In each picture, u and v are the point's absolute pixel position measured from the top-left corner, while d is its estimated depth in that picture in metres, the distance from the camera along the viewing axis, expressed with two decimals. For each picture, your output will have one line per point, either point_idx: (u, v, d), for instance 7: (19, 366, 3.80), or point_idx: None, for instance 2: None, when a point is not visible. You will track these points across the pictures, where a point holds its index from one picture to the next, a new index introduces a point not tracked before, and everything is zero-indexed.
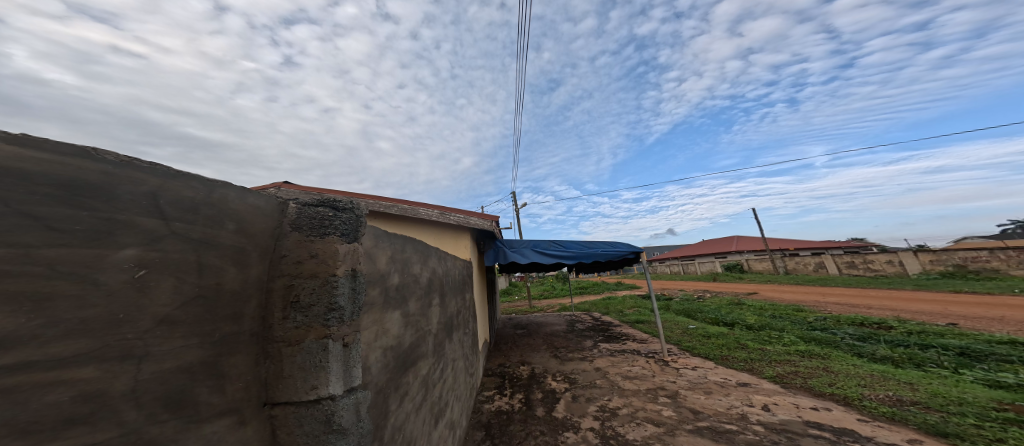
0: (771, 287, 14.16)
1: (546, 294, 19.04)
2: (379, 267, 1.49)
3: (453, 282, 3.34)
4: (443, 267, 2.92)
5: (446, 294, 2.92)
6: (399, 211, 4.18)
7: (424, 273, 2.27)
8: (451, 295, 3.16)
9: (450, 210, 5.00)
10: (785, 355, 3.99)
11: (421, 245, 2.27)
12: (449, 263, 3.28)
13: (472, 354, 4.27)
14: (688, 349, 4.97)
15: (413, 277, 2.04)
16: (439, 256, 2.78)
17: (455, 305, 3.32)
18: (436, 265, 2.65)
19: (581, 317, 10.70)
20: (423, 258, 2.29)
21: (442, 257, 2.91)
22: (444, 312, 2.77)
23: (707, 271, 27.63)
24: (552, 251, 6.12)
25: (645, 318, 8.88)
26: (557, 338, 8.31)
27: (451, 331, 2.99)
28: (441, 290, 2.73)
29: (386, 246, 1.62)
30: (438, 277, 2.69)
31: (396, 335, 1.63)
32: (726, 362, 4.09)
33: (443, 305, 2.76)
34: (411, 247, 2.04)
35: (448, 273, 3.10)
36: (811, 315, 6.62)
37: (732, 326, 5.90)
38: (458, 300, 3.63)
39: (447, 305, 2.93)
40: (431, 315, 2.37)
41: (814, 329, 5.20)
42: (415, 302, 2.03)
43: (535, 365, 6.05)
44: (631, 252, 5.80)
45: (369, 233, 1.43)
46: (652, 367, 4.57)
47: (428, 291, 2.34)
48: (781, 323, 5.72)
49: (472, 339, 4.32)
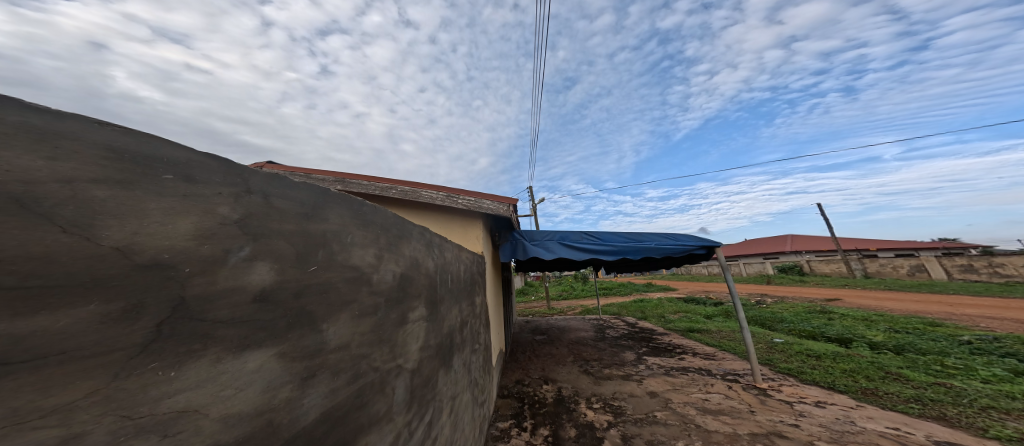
0: (853, 294, 11.81)
1: (573, 293, 17.75)
2: (148, 245, 0.44)
3: (455, 282, 2.32)
4: (438, 257, 1.89)
5: (442, 301, 1.89)
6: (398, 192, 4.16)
7: (393, 266, 1.23)
8: (450, 301, 2.15)
9: (459, 192, 4.41)
10: (1007, 401, 2.37)
11: (384, 219, 1.22)
12: (450, 254, 2.27)
13: (484, 374, 3.31)
14: (791, 373, 3.68)
15: (362, 272, 1.00)
16: (430, 241, 1.75)
17: (457, 317, 2.31)
18: (422, 258, 1.59)
19: (615, 322, 9.42)
20: (391, 243, 1.25)
21: (436, 244, 1.88)
22: (437, 330, 1.74)
23: (756, 271, 24.65)
24: (587, 244, 4.92)
25: (700, 325, 7.42)
26: (586, 347, 7.15)
27: (451, 354, 2.01)
28: (432, 299, 1.69)
29: (221, 197, 0.59)
30: (427, 275, 1.64)
31: (246, 419, 0.58)
32: (878, 398, 2.72)
33: (435, 319, 1.72)
34: (352, 216, 0.99)
35: (446, 271, 2.06)
36: (965, 335, 4.84)
37: (847, 344, 4.37)
38: (464, 308, 2.60)
39: (444, 316, 1.91)
40: (409, 338, 1.33)
41: (1002, 355, 3.56)
42: (364, 320, 0.98)
43: (563, 385, 4.93)
44: (698, 246, 4.42)
45: (30, 132, 0.39)
46: (743, 400, 3.34)
47: (403, 300, 1.29)
48: (928, 344, 4.12)
49: (483, 356, 3.34)
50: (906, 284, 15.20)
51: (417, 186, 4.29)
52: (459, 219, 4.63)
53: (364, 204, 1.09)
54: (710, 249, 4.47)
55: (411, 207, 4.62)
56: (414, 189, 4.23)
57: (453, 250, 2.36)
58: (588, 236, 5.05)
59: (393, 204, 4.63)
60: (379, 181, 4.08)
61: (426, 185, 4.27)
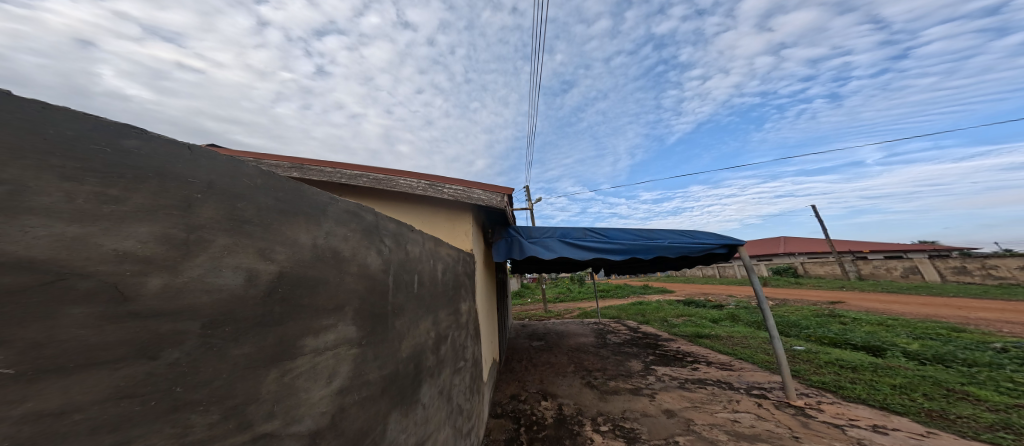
0: (856, 296, 11.66)
1: (570, 296, 17.38)
2: None
3: (426, 285, 1.79)
4: (394, 251, 1.36)
5: (398, 313, 1.35)
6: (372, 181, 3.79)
7: (244, 261, 0.69)
8: (418, 311, 1.62)
9: (443, 180, 4.00)
10: None
11: (208, 175, 0.67)
12: (419, 246, 1.74)
13: (468, 396, 2.85)
14: (827, 386, 3.26)
15: (60, 274, 0.40)
16: (374, 225, 1.22)
17: (428, 331, 1.78)
18: (345, 250, 1.03)
19: (617, 327, 9.02)
20: (234, 218, 0.69)
21: (389, 231, 1.35)
22: (384, 356, 1.21)
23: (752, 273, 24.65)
24: (591, 242, 4.41)
25: (708, 332, 7.05)
26: (586, 355, 6.72)
27: (415, 384, 1.53)
28: (372, 312, 1.14)
29: None
30: (359, 274, 1.09)
31: None
32: (953, 423, 2.29)
33: (381, 341, 1.19)
34: (16, 139, 0.42)
35: (408, 269, 1.51)
36: (996, 342, 4.54)
37: (880, 353, 3.99)
38: (440, 317, 2.08)
39: (401, 332, 1.38)
40: (297, 386, 0.79)
41: None
42: (53, 385, 0.38)
43: (565, 401, 4.45)
44: (718, 244, 3.94)
45: None
46: (780, 421, 2.85)
47: (270, 323, 0.73)
48: (970, 354, 3.76)
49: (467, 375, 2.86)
50: (903, 286, 15.26)
51: (395, 174, 3.86)
52: (445, 212, 4.18)
53: (111, 137, 0.55)
54: (731, 248, 4.00)
55: (391, 199, 4.19)
56: (393, 176, 3.80)
57: (424, 242, 1.84)
58: (593, 233, 4.54)
59: (372, 195, 4.17)
60: (351, 168, 3.70)
61: (406, 173, 3.87)
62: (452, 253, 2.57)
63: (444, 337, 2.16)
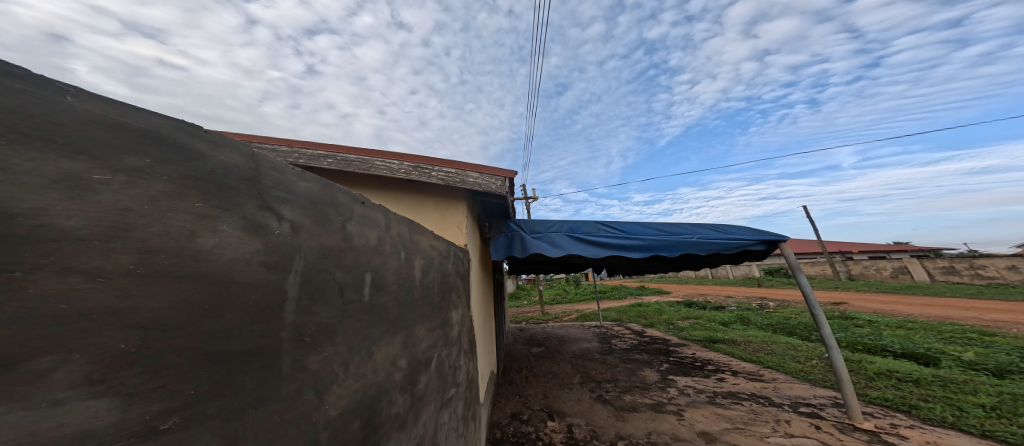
0: (859, 298, 11.59)
1: (567, 298, 16.96)
2: None
3: (389, 289, 1.14)
4: (304, 229, 0.74)
5: (307, 346, 0.71)
6: (342, 161, 3.19)
7: None
8: (370, 332, 0.98)
9: (429, 162, 3.38)
10: None
11: None
12: (374, 230, 1.09)
13: (461, 429, 2.24)
14: (893, 404, 2.83)
15: None
16: (221, 173, 0.57)
17: (391, 360, 1.13)
18: (50, 207, 0.34)
19: (621, 331, 8.56)
20: None
21: (285, 192, 0.72)
22: (257, 439, 0.57)
23: (745, 273, 24.84)
24: (604, 237, 3.82)
25: (722, 336, 6.64)
26: (592, 363, 6.17)
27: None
28: (201, 357, 0.47)
29: None
30: (142, 272, 0.41)
31: None
32: None
33: (247, 409, 0.55)
34: None
35: (343, 263, 0.87)
36: None
37: (936, 365, 3.61)
38: (418, 334, 1.43)
39: (320, 378, 0.75)
40: None
41: None
42: None
43: (575, 421, 3.83)
44: (756, 241, 3.37)
45: None
46: None
47: None
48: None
49: (460, 405, 2.25)
50: (896, 285, 15.42)
51: (371, 154, 3.25)
52: (433, 199, 3.57)
53: None
54: (771, 245, 3.43)
55: (369, 185, 3.53)
56: (367, 156, 3.20)
57: (387, 224, 1.18)
58: (606, 227, 3.94)
59: (346, 180, 3.51)
60: (318, 145, 3.10)
61: (383, 153, 3.29)
62: (437, 247, 1.92)
63: (424, 363, 1.50)
